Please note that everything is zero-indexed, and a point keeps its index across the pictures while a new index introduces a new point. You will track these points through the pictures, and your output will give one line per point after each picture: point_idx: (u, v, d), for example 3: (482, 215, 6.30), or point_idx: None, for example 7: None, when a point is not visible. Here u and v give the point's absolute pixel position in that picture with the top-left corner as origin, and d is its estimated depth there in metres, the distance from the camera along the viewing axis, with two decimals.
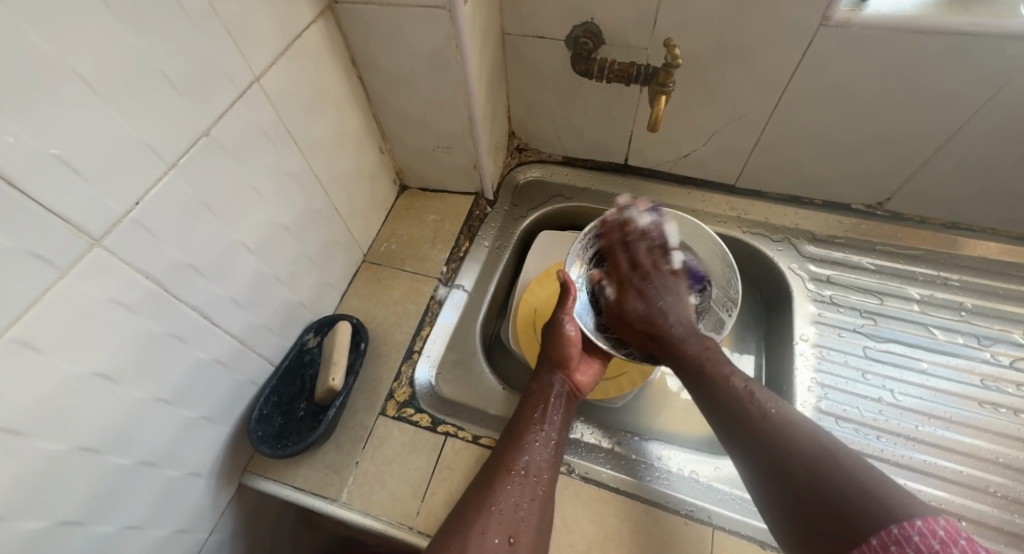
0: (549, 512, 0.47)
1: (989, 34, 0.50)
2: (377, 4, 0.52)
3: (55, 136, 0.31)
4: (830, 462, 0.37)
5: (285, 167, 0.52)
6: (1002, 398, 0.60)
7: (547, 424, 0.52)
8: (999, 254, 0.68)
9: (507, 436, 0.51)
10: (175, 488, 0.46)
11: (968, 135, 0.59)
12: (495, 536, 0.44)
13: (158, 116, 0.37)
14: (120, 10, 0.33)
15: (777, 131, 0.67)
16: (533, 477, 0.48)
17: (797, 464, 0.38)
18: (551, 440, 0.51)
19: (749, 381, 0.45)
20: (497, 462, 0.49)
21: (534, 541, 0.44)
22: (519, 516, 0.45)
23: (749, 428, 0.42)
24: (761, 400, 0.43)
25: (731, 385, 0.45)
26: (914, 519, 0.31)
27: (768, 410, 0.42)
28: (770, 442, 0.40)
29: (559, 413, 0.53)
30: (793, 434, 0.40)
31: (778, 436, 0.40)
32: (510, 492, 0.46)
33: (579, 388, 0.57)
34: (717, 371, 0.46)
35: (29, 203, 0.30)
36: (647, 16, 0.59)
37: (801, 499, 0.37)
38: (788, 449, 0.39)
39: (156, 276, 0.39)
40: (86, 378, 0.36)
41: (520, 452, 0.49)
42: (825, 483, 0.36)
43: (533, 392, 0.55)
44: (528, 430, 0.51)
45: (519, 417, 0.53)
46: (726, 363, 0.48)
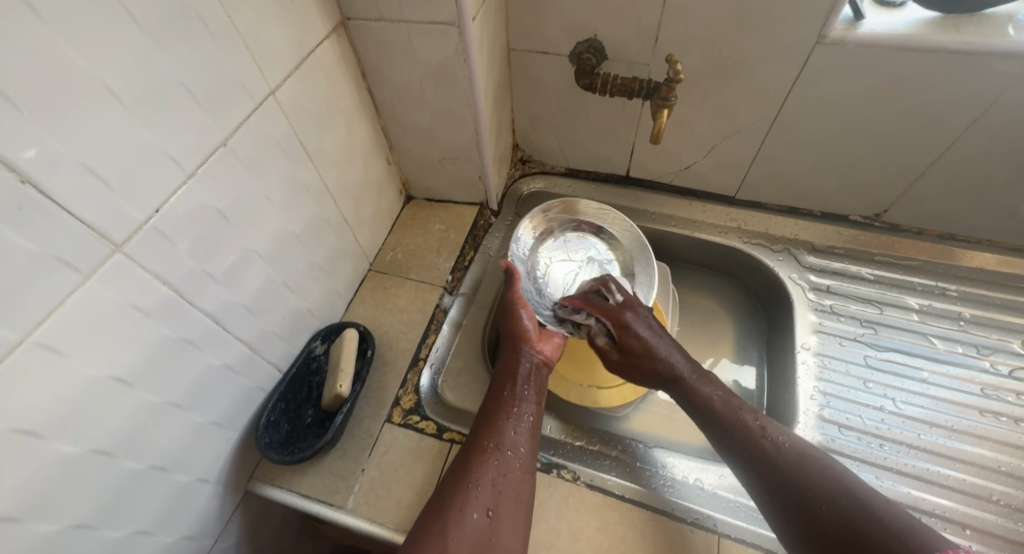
0: (528, 484, 0.48)
1: (980, 52, 0.51)
2: (389, 22, 0.54)
3: (85, 146, 0.32)
4: (841, 491, 0.41)
5: (297, 177, 0.53)
6: (1003, 407, 0.61)
7: (520, 401, 0.54)
8: (996, 265, 0.69)
9: (481, 418, 0.52)
10: (184, 493, 0.46)
11: (962, 149, 0.60)
12: (474, 511, 0.44)
13: (179, 125, 0.38)
14: (147, 26, 0.34)
15: (776, 144, 0.68)
16: (508, 452, 0.49)
17: (813, 496, 0.42)
18: (524, 415, 0.52)
19: (760, 416, 0.50)
20: (471, 442, 0.50)
21: (514, 514, 0.45)
22: (497, 490, 0.46)
23: (763, 457, 0.46)
24: (773, 433, 0.48)
25: (744, 418, 0.49)
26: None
27: (779, 443, 0.46)
28: (787, 475, 0.44)
29: (530, 390, 0.55)
30: (803, 466, 0.44)
31: (790, 469, 0.44)
32: (488, 469, 0.47)
33: (547, 359, 0.60)
34: (728, 408, 0.50)
35: (57, 209, 0.31)
36: (650, 32, 0.61)
37: (823, 530, 0.40)
38: (803, 479, 0.43)
39: (171, 282, 0.40)
40: (101, 382, 0.36)
41: (494, 431, 0.50)
42: (846, 513, 0.40)
43: (503, 372, 0.57)
44: (501, 408, 0.52)
45: (492, 398, 0.54)
46: (734, 398, 0.52)
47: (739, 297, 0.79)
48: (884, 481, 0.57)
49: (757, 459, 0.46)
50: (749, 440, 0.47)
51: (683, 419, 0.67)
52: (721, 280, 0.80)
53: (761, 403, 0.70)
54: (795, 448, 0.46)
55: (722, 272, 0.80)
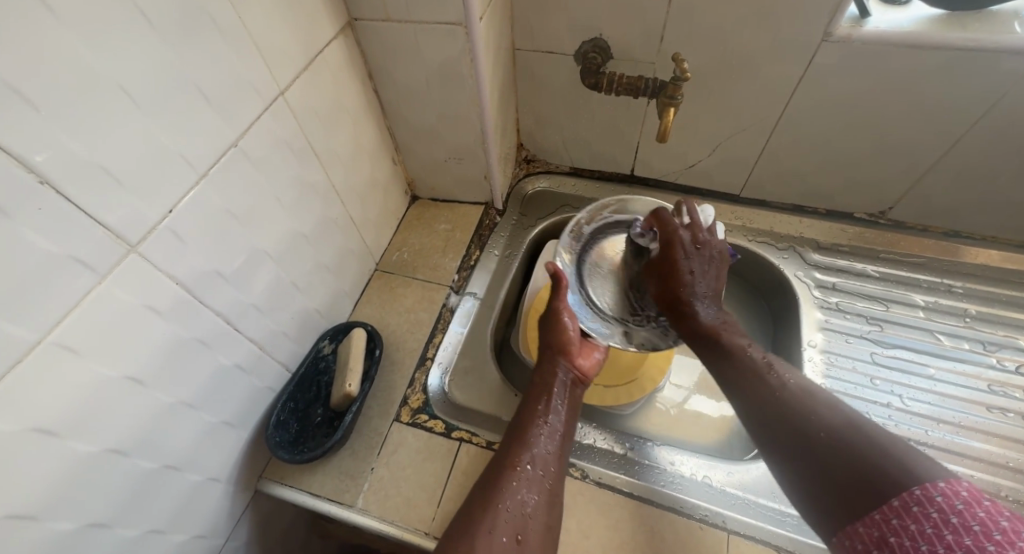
0: (557, 508, 0.48)
1: (985, 49, 0.51)
2: (395, 22, 0.54)
3: (100, 148, 0.32)
4: (842, 423, 0.40)
5: (306, 177, 0.53)
6: (1009, 403, 0.61)
7: (553, 416, 0.53)
8: (1000, 261, 0.69)
9: (512, 431, 0.52)
10: (196, 492, 0.47)
11: (967, 146, 0.61)
12: (503, 534, 0.44)
13: (191, 126, 0.38)
14: (160, 27, 0.34)
15: (781, 142, 0.68)
16: (539, 472, 0.49)
17: (814, 428, 0.40)
18: (555, 432, 0.52)
19: (768, 356, 0.49)
20: (503, 457, 0.50)
21: (542, 538, 0.45)
22: (527, 513, 0.46)
23: (767, 392, 0.45)
24: (779, 371, 0.47)
25: (751, 356, 0.49)
26: (936, 481, 0.32)
27: (785, 381, 0.45)
28: (789, 409, 0.43)
29: (564, 406, 0.55)
30: (807, 401, 0.43)
31: (794, 405, 0.43)
32: (517, 488, 0.47)
33: (583, 373, 0.58)
34: (735, 345, 0.50)
35: (74, 211, 0.32)
36: (655, 31, 0.61)
37: (819, 459, 0.39)
38: (804, 414, 0.42)
39: (184, 281, 0.40)
40: (116, 381, 0.37)
41: (526, 448, 0.50)
42: (845, 442, 0.38)
43: (538, 385, 0.57)
44: (533, 424, 0.52)
45: (525, 411, 0.54)
46: (743, 337, 0.51)
47: (744, 295, 0.79)
48: None
49: (761, 393, 0.45)
50: (754, 377, 0.47)
51: (690, 417, 0.68)
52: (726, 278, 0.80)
53: None
54: (799, 387, 0.45)
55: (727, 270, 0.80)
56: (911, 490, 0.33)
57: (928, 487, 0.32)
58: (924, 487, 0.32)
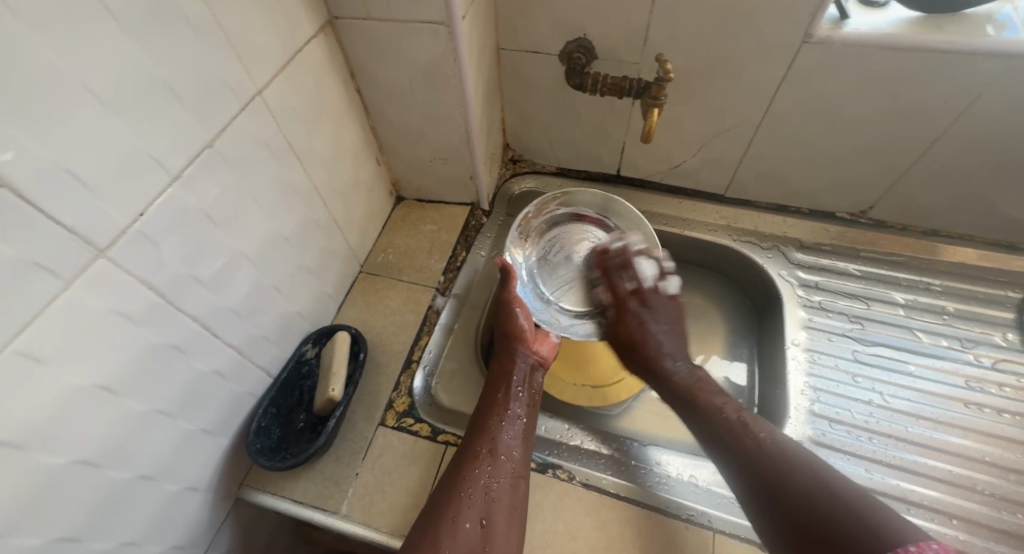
0: (522, 489, 0.48)
1: (962, 51, 0.52)
2: (377, 21, 0.54)
3: (65, 149, 0.31)
4: (817, 483, 0.42)
5: (286, 178, 0.52)
6: (986, 398, 0.62)
7: (514, 403, 0.54)
8: (977, 259, 0.70)
9: (475, 420, 0.52)
10: (172, 503, 0.46)
11: (944, 147, 0.62)
12: (468, 520, 0.44)
13: (162, 127, 0.37)
14: (129, 25, 0.33)
15: (764, 142, 0.69)
16: (501, 457, 0.49)
17: (789, 487, 0.42)
18: (515, 418, 0.53)
19: (744, 411, 0.51)
20: (466, 447, 0.50)
21: (508, 521, 0.45)
22: (491, 498, 0.46)
23: (746, 453, 0.47)
24: (754, 429, 0.49)
25: (726, 414, 0.51)
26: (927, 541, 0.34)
27: (760, 439, 0.47)
28: (766, 469, 0.45)
29: (524, 392, 0.55)
30: (783, 460, 0.45)
31: (770, 464, 0.45)
32: (480, 474, 0.47)
33: (541, 359, 0.59)
34: (712, 403, 0.52)
35: (38, 215, 0.30)
36: (639, 32, 0.61)
37: (797, 521, 0.41)
38: (780, 474, 0.44)
39: (157, 286, 0.39)
40: (86, 390, 0.35)
41: (487, 436, 0.50)
42: (818, 505, 0.40)
43: (498, 374, 0.57)
44: (493, 411, 0.52)
45: (486, 401, 0.54)
46: (718, 394, 0.54)
47: (729, 295, 0.80)
48: (873, 474, 0.58)
49: (740, 451, 0.47)
50: (733, 437, 0.49)
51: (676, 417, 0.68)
52: (712, 278, 0.81)
53: (752, 399, 0.71)
54: (774, 443, 0.47)
55: (712, 270, 0.81)
56: (907, 547, 0.34)
57: (923, 544, 0.34)
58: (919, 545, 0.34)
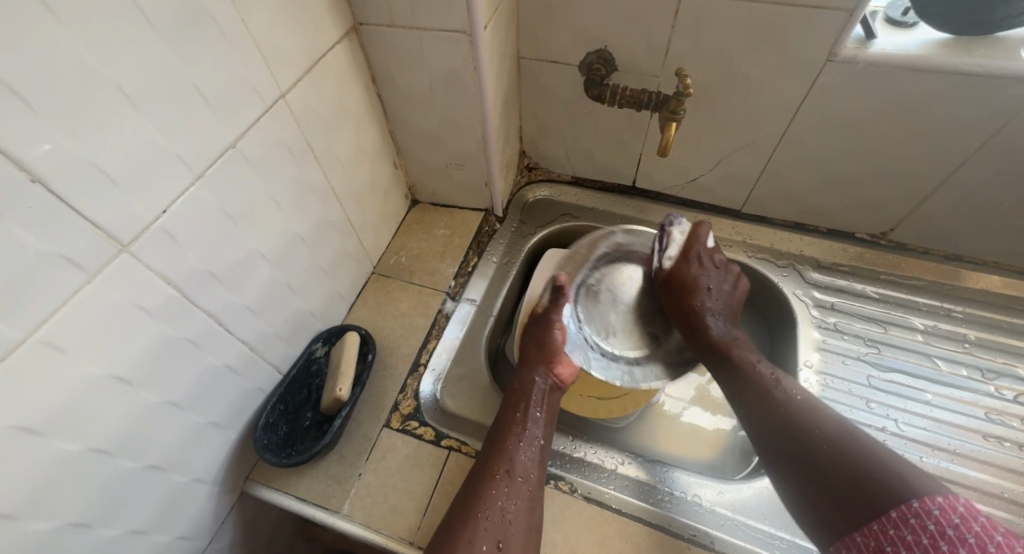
0: (538, 512, 0.48)
1: (991, 75, 0.51)
2: (401, 28, 0.54)
3: (93, 147, 0.32)
4: (841, 441, 0.47)
5: (305, 179, 0.53)
6: (1006, 432, 0.60)
7: (531, 424, 0.54)
8: (1001, 287, 0.68)
9: (492, 439, 0.53)
10: (179, 494, 0.46)
11: (970, 171, 0.60)
12: (484, 543, 0.44)
13: (188, 126, 0.38)
14: (162, 28, 0.34)
15: (784, 159, 0.68)
16: (519, 478, 0.49)
17: (815, 440, 0.48)
18: (534, 439, 0.53)
19: (775, 371, 0.57)
20: (482, 468, 0.50)
21: (524, 542, 0.45)
22: (507, 519, 0.46)
23: (774, 406, 0.53)
24: (787, 387, 0.54)
25: (759, 370, 0.56)
26: (935, 497, 0.39)
27: (792, 395, 0.53)
28: (793, 423, 0.50)
29: (541, 413, 0.55)
30: (813, 416, 0.50)
31: (796, 419, 0.50)
32: (497, 496, 0.47)
33: (562, 381, 0.59)
34: (747, 359, 0.58)
35: (67, 210, 0.32)
36: (660, 45, 0.61)
37: (822, 468, 0.46)
38: (807, 429, 0.49)
39: (177, 282, 0.40)
40: (103, 380, 0.36)
41: (505, 455, 0.50)
42: (843, 460, 0.45)
43: (518, 392, 0.57)
44: (513, 430, 0.53)
45: (505, 418, 0.54)
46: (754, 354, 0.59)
47: (742, 312, 0.79)
48: None
49: (771, 406, 0.53)
50: (765, 392, 0.54)
51: (686, 432, 0.68)
52: None
53: None
54: (806, 401, 0.52)
55: None
56: (910, 503, 0.39)
57: (927, 501, 0.39)
58: (923, 501, 0.39)
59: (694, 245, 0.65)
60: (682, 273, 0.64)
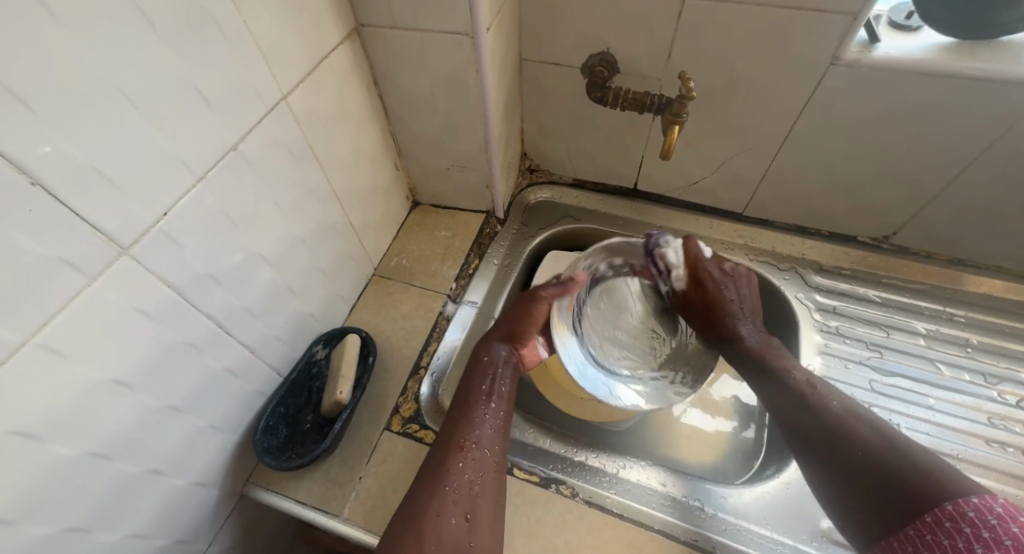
0: (501, 484, 0.48)
1: (996, 80, 0.51)
2: (403, 29, 0.54)
3: (94, 150, 0.32)
4: (880, 446, 0.45)
5: (306, 181, 0.53)
6: (1009, 437, 0.60)
7: (494, 396, 0.53)
8: (1004, 291, 0.68)
9: (453, 413, 0.51)
10: (178, 498, 0.46)
11: (973, 175, 0.60)
12: (452, 516, 0.43)
13: (189, 128, 0.38)
14: (163, 29, 0.34)
15: (786, 162, 0.68)
16: (484, 450, 0.48)
17: (852, 445, 0.46)
18: (499, 412, 0.52)
19: (808, 375, 0.54)
20: (447, 439, 0.49)
21: (492, 516, 0.44)
22: (475, 492, 0.45)
23: (810, 410, 0.50)
24: (822, 390, 0.52)
25: (793, 375, 0.54)
26: (970, 498, 0.37)
27: (829, 399, 0.51)
28: (827, 427, 0.48)
29: (508, 384, 0.55)
30: (852, 419, 0.48)
31: (834, 421, 0.48)
32: (463, 468, 0.46)
33: (525, 358, 0.58)
34: (780, 363, 0.55)
35: (67, 213, 0.31)
36: (662, 48, 0.61)
37: (860, 474, 0.44)
38: (844, 433, 0.47)
39: (177, 284, 0.40)
40: (101, 384, 0.36)
41: (470, 428, 0.49)
42: (881, 466, 0.43)
43: (478, 365, 0.56)
44: (474, 402, 0.52)
45: (466, 392, 0.53)
46: (787, 358, 0.57)
47: None
48: None
49: (805, 411, 0.50)
50: (798, 396, 0.52)
51: (687, 436, 0.68)
52: None
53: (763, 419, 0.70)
54: (843, 404, 0.50)
55: None
56: (943, 506, 0.38)
57: (961, 502, 0.37)
58: (957, 503, 0.37)
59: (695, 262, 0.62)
60: (699, 293, 0.61)
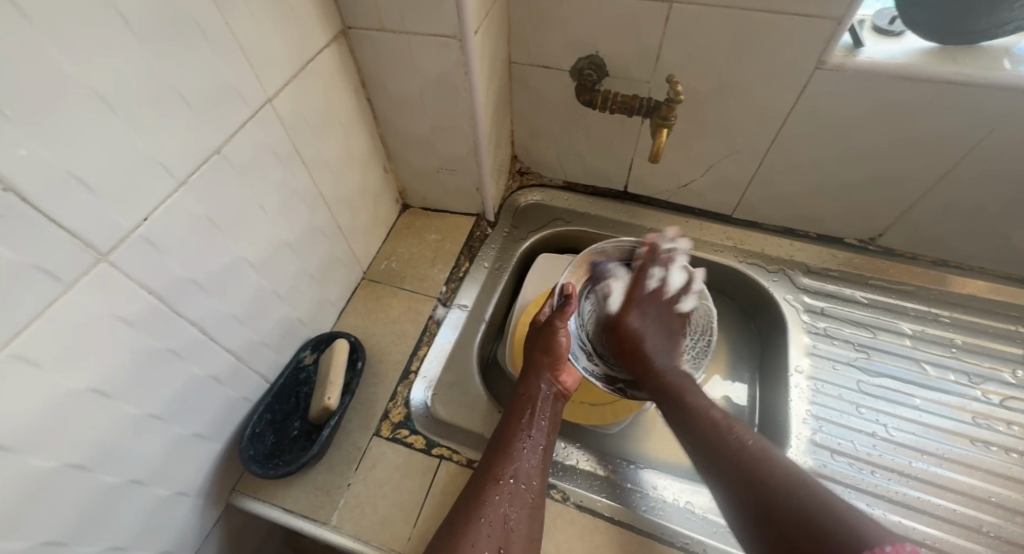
0: (538, 520, 0.48)
1: (977, 84, 0.52)
2: (389, 32, 0.54)
3: (71, 154, 0.31)
4: (796, 487, 0.43)
5: (292, 184, 0.52)
6: (993, 436, 0.61)
7: (536, 431, 0.53)
8: (988, 292, 0.69)
9: (493, 445, 0.52)
10: (162, 508, 0.45)
11: (956, 178, 0.61)
12: (485, 549, 0.44)
13: (170, 132, 0.37)
14: (142, 31, 0.34)
15: (774, 165, 0.68)
16: (522, 485, 0.49)
17: (770, 489, 0.44)
18: (538, 445, 0.52)
19: (726, 412, 0.52)
20: (485, 471, 0.50)
21: (524, 550, 0.45)
22: (509, 527, 0.46)
23: (727, 453, 0.48)
24: (739, 431, 0.49)
25: (710, 415, 0.51)
26: (884, 546, 0.36)
27: (745, 441, 0.48)
28: (746, 471, 0.46)
29: (547, 419, 0.55)
30: (767, 461, 0.46)
31: (754, 466, 0.46)
32: (499, 501, 0.47)
33: (566, 388, 0.59)
34: (697, 403, 0.52)
35: (42, 219, 0.31)
36: (650, 51, 0.61)
37: (779, 521, 0.42)
38: (760, 477, 0.45)
39: (158, 290, 0.39)
40: (80, 393, 0.35)
41: (509, 461, 0.50)
42: (800, 509, 0.41)
43: (523, 395, 0.57)
44: (516, 435, 0.53)
45: (508, 423, 0.54)
46: (702, 395, 0.54)
47: (734, 317, 0.79)
48: (874, 509, 0.57)
49: (725, 453, 0.48)
50: (717, 437, 0.49)
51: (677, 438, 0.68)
52: (716, 298, 0.80)
53: (752, 419, 0.70)
54: (756, 444, 0.48)
55: (717, 291, 0.80)
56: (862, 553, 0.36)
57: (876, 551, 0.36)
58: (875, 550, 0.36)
59: (634, 291, 0.62)
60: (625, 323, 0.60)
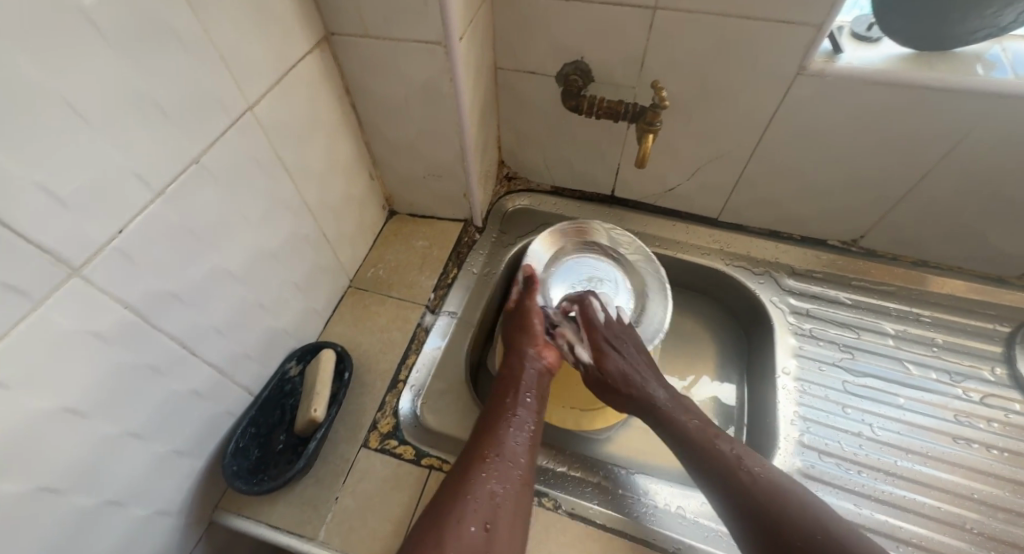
0: (525, 497, 0.47)
1: (953, 90, 0.53)
2: (374, 38, 0.53)
3: (40, 166, 0.30)
4: (816, 527, 0.43)
5: (276, 192, 0.51)
6: (975, 434, 0.62)
7: (521, 410, 0.53)
8: (966, 291, 0.71)
9: (479, 429, 0.52)
10: (140, 529, 0.44)
11: (934, 181, 0.62)
12: (472, 523, 0.42)
13: (146, 141, 0.36)
14: (116, 40, 0.33)
15: (758, 169, 0.69)
16: (509, 461, 0.48)
17: (788, 534, 0.43)
18: (524, 424, 0.52)
19: (735, 445, 0.51)
20: (471, 452, 0.49)
21: (512, 528, 0.44)
22: (496, 503, 0.44)
23: (739, 488, 0.47)
24: (749, 464, 0.49)
25: (721, 449, 0.50)
26: None
27: (755, 474, 0.48)
28: (760, 509, 0.45)
29: (532, 398, 0.55)
30: (777, 496, 0.46)
31: (768, 503, 0.45)
32: (486, 477, 0.46)
33: (551, 364, 0.60)
34: (705, 439, 0.51)
35: (11, 235, 0.29)
36: (634, 57, 0.61)
37: None
38: (775, 515, 0.44)
39: (134, 304, 0.38)
40: (52, 412, 0.34)
41: (494, 441, 0.49)
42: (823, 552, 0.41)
43: (508, 380, 0.57)
44: (502, 416, 0.52)
45: (493, 406, 0.54)
46: (712, 428, 0.53)
47: (721, 320, 0.79)
48: (861, 509, 0.57)
49: (738, 489, 0.47)
50: (728, 473, 0.48)
51: None
52: (704, 301, 0.81)
53: (740, 420, 0.71)
54: (768, 478, 0.48)
55: (704, 294, 0.81)
56: None
57: None
58: None
59: (593, 332, 0.62)
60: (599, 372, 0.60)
